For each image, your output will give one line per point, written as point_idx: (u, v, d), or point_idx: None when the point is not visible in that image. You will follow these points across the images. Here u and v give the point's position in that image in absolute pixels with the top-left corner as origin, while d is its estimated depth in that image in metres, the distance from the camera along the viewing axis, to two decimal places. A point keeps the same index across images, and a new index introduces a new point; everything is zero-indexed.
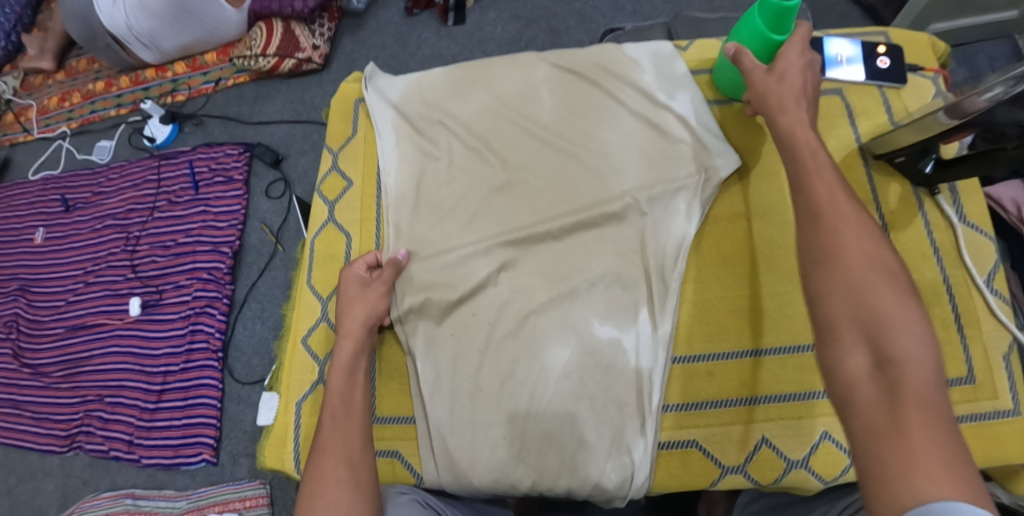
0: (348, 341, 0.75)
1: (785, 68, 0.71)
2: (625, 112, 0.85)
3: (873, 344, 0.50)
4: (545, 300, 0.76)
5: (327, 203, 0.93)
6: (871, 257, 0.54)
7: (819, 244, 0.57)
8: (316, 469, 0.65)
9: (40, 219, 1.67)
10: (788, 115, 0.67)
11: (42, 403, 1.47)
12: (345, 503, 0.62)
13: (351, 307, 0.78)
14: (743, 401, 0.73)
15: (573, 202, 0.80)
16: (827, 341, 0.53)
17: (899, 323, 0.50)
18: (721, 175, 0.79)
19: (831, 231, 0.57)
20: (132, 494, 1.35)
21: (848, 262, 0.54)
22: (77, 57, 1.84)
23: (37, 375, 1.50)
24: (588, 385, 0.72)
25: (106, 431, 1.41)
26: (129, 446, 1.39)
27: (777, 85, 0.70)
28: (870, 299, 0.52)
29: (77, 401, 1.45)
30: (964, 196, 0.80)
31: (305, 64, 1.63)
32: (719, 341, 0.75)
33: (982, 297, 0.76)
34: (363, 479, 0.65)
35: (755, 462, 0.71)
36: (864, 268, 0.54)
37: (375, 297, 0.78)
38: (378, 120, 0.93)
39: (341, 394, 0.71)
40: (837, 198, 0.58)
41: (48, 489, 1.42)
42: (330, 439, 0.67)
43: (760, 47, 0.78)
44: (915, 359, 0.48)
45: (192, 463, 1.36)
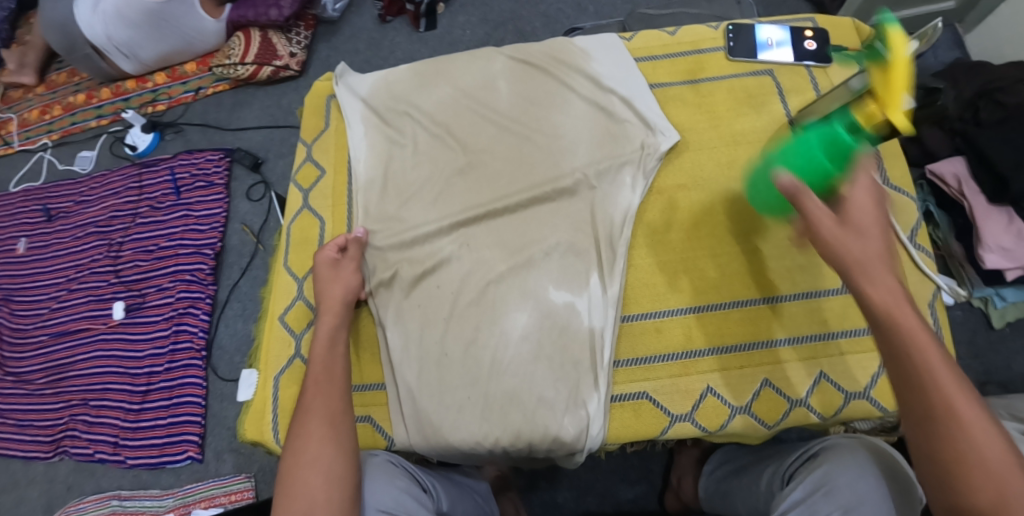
0: (329, 315, 0.80)
1: (861, 222, 0.63)
2: (575, 97, 0.92)
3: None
4: (504, 269, 0.82)
5: (302, 191, 0.98)
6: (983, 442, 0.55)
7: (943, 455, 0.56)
8: (300, 429, 0.70)
9: (22, 230, 1.70)
10: (882, 291, 0.60)
11: (26, 409, 1.50)
12: (328, 456, 0.68)
13: (327, 286, 0.83)
14: (688, 354, 0.79)
15: (527, 181, 0.86)
16: None
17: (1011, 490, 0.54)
18: (662, 150, 0.86)
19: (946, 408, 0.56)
20: (118, 495, 1.38)
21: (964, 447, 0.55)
22: (58, 70, 1.88)
23: (21, 382, 1.52)
24: (545, 346, 0.78)
25: (91, 434, 1.44)
26: (115, 447, 1.42)
27: (858, 245, 0.62)
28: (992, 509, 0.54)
29: (62, 406, 1.48)
30: (888, 162, 0.90)
31: (283, 71, 1.69)
32: (665, 298, 0.81)
33: (906, 251, 0.85)
34: (344, 437, 0.71)
35: (701, 409, 0.77)
36: (978, 443, 0.55)
37: (347, 275, 0.84)
38: (348, 112, 0.99)
39: (322, 361, 0.76)
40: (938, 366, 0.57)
41: (33, 495, 1.44)
42: (312, 402, 0.72)
43: (815, 186, 0.69)
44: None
45: (177, 461, 1.39)
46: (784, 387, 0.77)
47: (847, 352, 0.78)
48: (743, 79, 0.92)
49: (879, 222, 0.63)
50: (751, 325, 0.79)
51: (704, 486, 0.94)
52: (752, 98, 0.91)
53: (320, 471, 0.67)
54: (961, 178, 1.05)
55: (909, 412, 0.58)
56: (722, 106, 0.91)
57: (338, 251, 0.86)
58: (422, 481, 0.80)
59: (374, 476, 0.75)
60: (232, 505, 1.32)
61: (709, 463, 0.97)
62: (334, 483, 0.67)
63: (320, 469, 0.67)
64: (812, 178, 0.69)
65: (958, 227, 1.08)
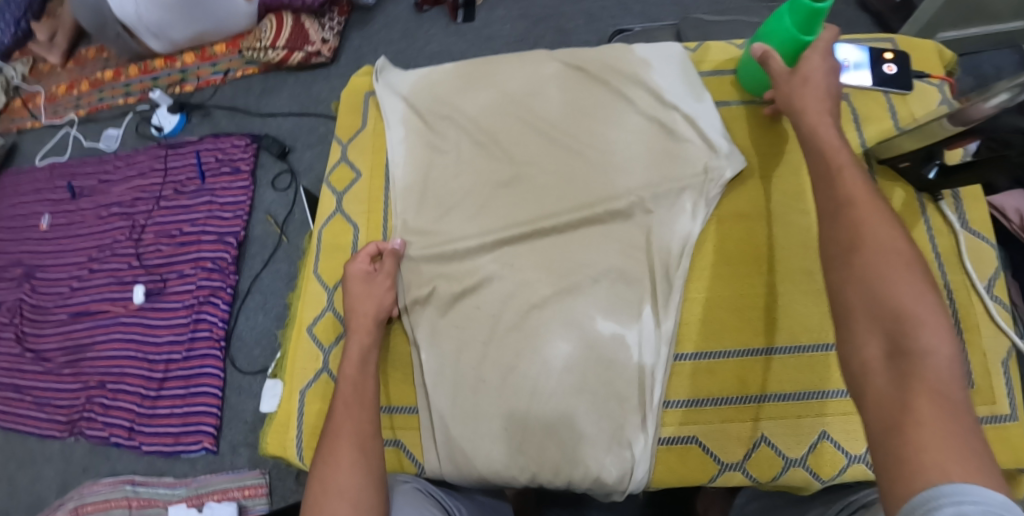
0: (360, 335, 0.76)
1: (808, 70, 0.74)
2: (632, 111, 0.87)
3: (891, 336, 0.51)
4: (548, 294, 0.78)
5: (336, 194, 0.94)
6: (884, 239, 0.56)
7: (843, 241, 0.58)
8: (329, 453, 0.66)
9: (46, 206, 1.68)
10: (811, 116, 0.70)
11: (44, 388, 1.48)
12: (356, 485, 0.63)
13: (359, 303, 0.79)
14: (744, 399, 0.75)
15: (576, 199, 0.82)
16: (846, 331, 0.55)
17: (904, 281, 0.53)
18: (726, 175, 0.81)
19: (846, 203, 0.60)
20: (132, 480, 1.36)
21: (864, 245, 0.56)
22: (87, 46, 1.85)
23: (40, 360, 1.51)
24: (589, 380, 0.75)
25: (107, 418, 1.42)
26: (130, 432, 1.40)
27: (801, 86, 0.73)
28: (881, 284, 0.53)
29: (79, 387, 1.46)
30: (967, 202, 0.83)
31: (314, 57, 1.65)
32: (719, 338, 0.77)
33: (982, 303, 0.78)
34: (375, 463, 0.66)
35: (753, 459, 0.73)
36: (880, 243, 0.56)
37: (381, 292, 0.80)
38: (388, 112, 0.95)
39: (353, 381, 0.72)
40: (846, 170, 0.63)
41: (48, 474, 1.43)
42: (343, 424, 0.68)
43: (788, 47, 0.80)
44: (936, 352, 0.49)
45: (192, 450, 1.37)
46: (843, 442, 0.72)
47: None
48: None
49: (826, 83, 0.73)
50: (809, 373, 0.74)
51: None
52: None
53: (345, 499, 0.62)
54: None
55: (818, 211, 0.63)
56: None
57: (368, 262, 0.82)
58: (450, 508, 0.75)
59: (404, 502, 0.70)
60: (247, 500, 1.31)
61: (740, 496, 0.83)
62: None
63: (349, 497, 0.62)
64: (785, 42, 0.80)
65: (1013, 265, 0.97)
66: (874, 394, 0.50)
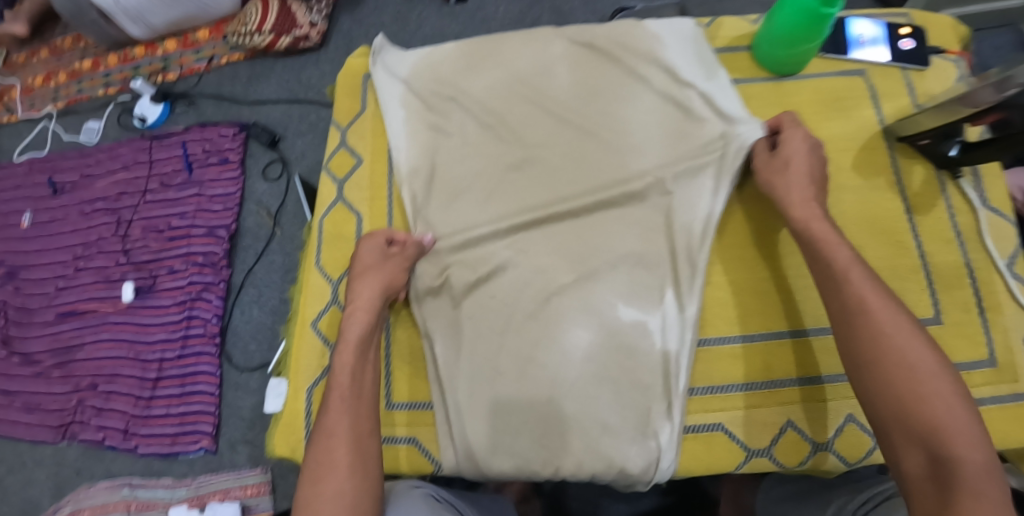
0: (358, 316, 0.72)
1: (790, 151, 0.72)
2: (645, 89, 0.83)
3: (928, 448, 0.56)
4: (565, 281, 0.75)
5: (336, 182, 0.89)
6: (902, 345, 0.59)
7: (862, 348, 0.61)
8: (322, 455, 0.63)
9: (26, 203, 1.61)
10: (801, 211, 0.69)
11: (33, 392, 1.43)
12: (350, 490, 0.61)
13: (361, 283, 0.75)
14: (770, 384, 0.73)
15: (592, 182, 0.79)
16: (886, 444, 0.59)
17: (929, 389, 0.57)
18: (748, 143, 0.76)
19: (858, 304, 0.62)
20: (129, 483, 1.33)
21: (885, 354, 0.60)
22: (63, 34, 1.76)
23: (27, 363, 1.45)
24: (610, 369, 0.72)
25: (100, 420, 1.38)
26: (125, 434, 1.36)
27: (783, 175, 0.72)
28: (913, 399, 0.57)
29: (70, 389, 1.41)
30: (987, 180, 0.79)
31: (302, 42, 1.59)
32: (747, 321, 0.74)
33: (1004, 281, 0.75)
34: (371, 457, 0.64)
35: (781, 445, 0.71)
36: (896, 349, 0.59)
37: (396, 270, 0.76)
38: (386, 96, 0.90)
39: (350, 370, 0.69)
40: (852, 261, 0.65)
41: (40, 480, 1.39)
42: (337, 422, 0.65)
43: (809, 22, 0.75)
44: (972, 460, 0.54)
45: (190, 451, 1.33)
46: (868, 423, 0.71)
47: None
48: (832, 79, 0.84)
49: (809, 167, 0.71)
50: (821, 359, 0.73)
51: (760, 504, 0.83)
52: (841, 101, 0.83)
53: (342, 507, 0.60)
54: None
55: (828, 310, 0.65)
56: (808, 108, 0.83)
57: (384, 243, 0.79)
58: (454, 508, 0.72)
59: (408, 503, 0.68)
60: (249, 499, 1.28)
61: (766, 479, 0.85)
62: None
63: (342, 504, 0.60)
64: (805, 19, 0.75)
65: None
66: (916, 490, 0.56)
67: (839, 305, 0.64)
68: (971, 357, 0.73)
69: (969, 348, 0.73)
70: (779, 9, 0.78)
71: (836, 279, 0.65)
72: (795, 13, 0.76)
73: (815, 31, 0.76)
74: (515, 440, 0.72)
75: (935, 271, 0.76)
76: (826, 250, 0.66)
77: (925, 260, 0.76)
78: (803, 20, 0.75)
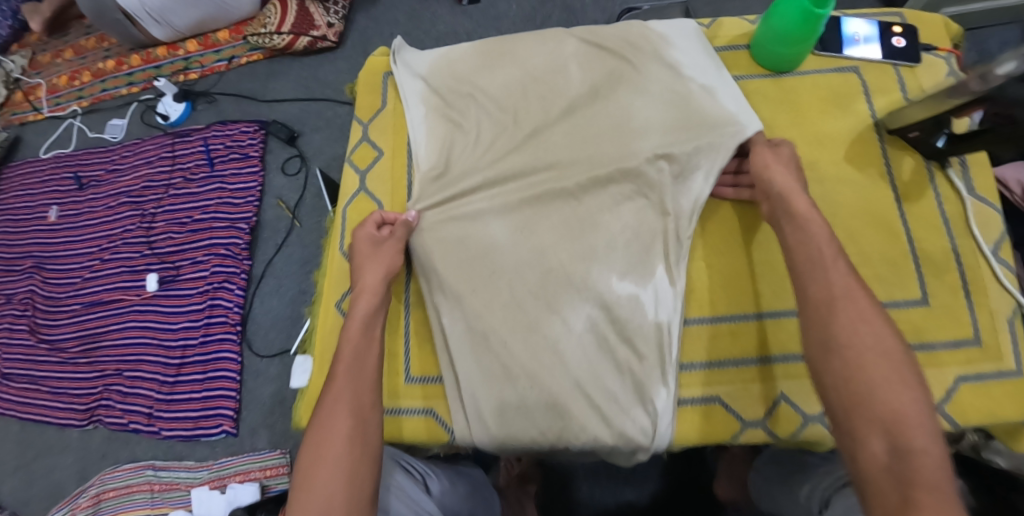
0: (366, 297, 0.78)
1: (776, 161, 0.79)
2: (650, 83, 0.88)
3: (889, 434, 0.58)
4: (564, 258, 0.82)
5: (359, 172, 0.95)
6: (874, 338, 0.63)
7: (838, 337, 0.64)
8: (325, 422, 0.67)
9: (53, 198, 1.69)
10: (796, 207, 0.73)
11: (60, 378, 1.50)
12: (347, 460, 0.65)
13: (365, 267, 0.81)
14: (763, 361, 0.80)
15: (592, 165, 0.85)
16: (848, 430, 0.61)
17: (898, 381, 0.60)
18: (748, 134, 0.82)
19: (837, 298, 0.66)
20: (152, 465, 1.39)
21: (859, 344, 0.63)
22: (86, 35, 1.85)
23: (55, 350, 1.53)
24: (609, 340, 0.79)
25: (125, 404, 1.44)
26: (149, 418, 1.43)
27: (782, 176, 0.77)
28: (880, 388, 0.60)
29: (96, 375, 1.48)
30: (974, 170, 0.83)
31: (320, 42, 1.65)
32: (717, 304, 0.82)
33: (989, 266, 0.79)
34: (372, 433, 0.68)
35: (774, 417, 0.78)
36: (870, 341, 0.63)
37: (390, 254, 0.83)
38: (407, 91, 0.97)
39: (357, 345, 0.74)
40: (833, 260, 0.69)
41: (66, 462, 1.45)
42: (342, 390, 0.70)
43: (806, 19, 0.80)
44: (928, 451, 0.56)
45: (212, 434, 1.40)
46: None
47: None
48: (828, 76, 0.88)
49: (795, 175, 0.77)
50: (775, 338, 0.80)
51: (755, 486, 0.91)
52: (840, 97, 0.86)
53: (342, 474, 0.64)
54: None
55: (805, 302, 0.68)
56: (806, 102, 0.87)
57: (375, 227, 0.86)
58: (417, 472, 0.87)
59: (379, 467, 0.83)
60: (268, 479, 1.35)
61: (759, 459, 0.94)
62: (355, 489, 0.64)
63: (342, 469, 0.64)
64: (802, 17, 0.80)
65: None
66: (873, 479, 0.57)
67: (819, 299, 0.67)
68: (958, 337, 0.77)
69: (956, 327, 0.77)
70: (774, 10, 0.83)
71: (819, 275, 0.68)
72: (792, 11, 0.81)
73: (812, 27, 0.81)
74: (516, 408, 0.78)
75: (924, 256, 0.79)
76: (813, 248, 0.70)
77: (913, 246, 0.80)
78: (800, 18, 0.80)
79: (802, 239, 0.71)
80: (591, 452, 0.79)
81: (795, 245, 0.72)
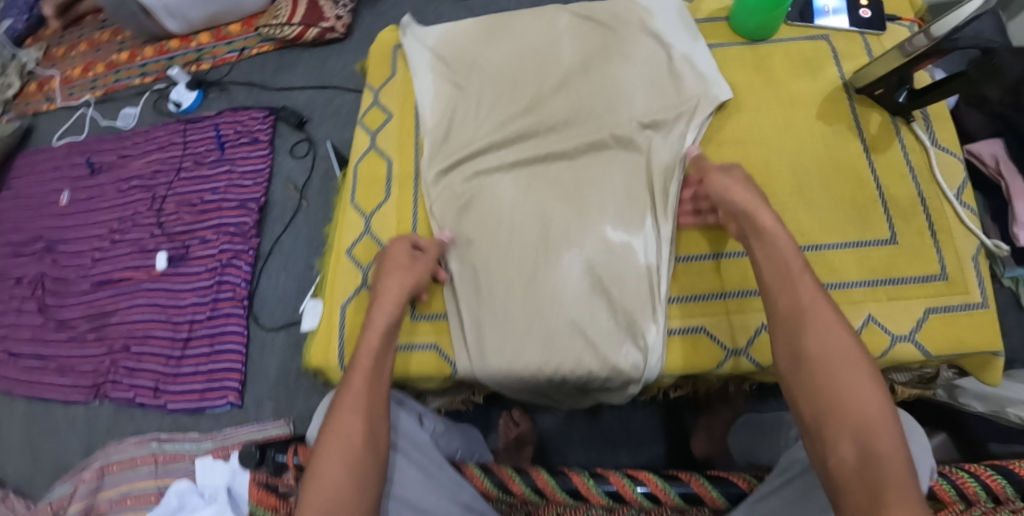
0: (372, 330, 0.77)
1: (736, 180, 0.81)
2: (638, 53, 0.97)
3: (857, 438, 0.58)
4: (562, 208, 0.89)
5: (370, 132, 1.03)
6: (840, 344, 0.63)
7: (807, 347, 0.64)
8: (336, 425, 0.67)
9: (65, 183, 1.76)
10: (764, 218, 0.74)
11: (67, 355, 1.56)
12: (356, 456, 0.65)
13: (390, 276, 0.83)
14: (745, 293, 0.85)
15: (587, 127, 0.93)
16: (817, 437, 0.61)
17: (865, 387, 0.60)
18: (720, 100, 0.92)
19: (804, 308, 0.66)
20: (157, 438, 1.43)
21: (823, 350, 0.63)
22: (101, 29, 1.93)
23: (64, 327, 1.58)
24: (604, 281, 0.85)
25: (133, 379, 1.50)
26: (155, 392, 1.48)
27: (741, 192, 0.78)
28: (847, 393, 0.60)
29: (104, 350, 1.53)
30: (936, 124, 0.91)
31: (329, 33, 1.74)
32: (689, 243, 0.88)
33: (953, 209, 0.86)
34: (381, 441, 0.68)
35: (757, 344, 0.83)
36: (836, 346, 0.63)
37: (416, 269, 0.85)
38: (415, 62, 1.05)
39: (367, 374, 0.72)
40: (797, 268, 0.70)
41: (72, 438, 1.50)
42: (354, 397, 0.70)
43: None
44: (894, 452, 0.56)
45: (218, 405, 1.44)
46: None
47: (859, 301, 0.82)
48: (800, 43, 0.97)
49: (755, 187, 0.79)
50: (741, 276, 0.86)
51: (735, 445, 0.98)
52: (809, 62, 0.95)
53: (348, 471, 0.64)
54: (998, 159, 1.08)
55: (775, 312, 0.69)
56: (779, 67, 0.95)
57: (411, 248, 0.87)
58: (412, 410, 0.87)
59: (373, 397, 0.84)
60: None
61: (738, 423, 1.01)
62: (364, 487, 0.64)
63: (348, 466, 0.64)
64: None
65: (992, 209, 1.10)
66: (845, 482, 0.57)
67: (794, 312, 0.67)
68: (925, 272, 0.83)
69: (924, 264, 0.83)
70: None
71: (787, 283, 0.69)
72: None
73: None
74: (515, 344, 0.84)
75: (892, 201, 0.86)
76: (779, 256, 0.71)
77: (882, 191, 0.87)
78: None
79: (770, 248, 0.72)
80: (585, 387, 0.85)
81: (764, 260, 0.72)
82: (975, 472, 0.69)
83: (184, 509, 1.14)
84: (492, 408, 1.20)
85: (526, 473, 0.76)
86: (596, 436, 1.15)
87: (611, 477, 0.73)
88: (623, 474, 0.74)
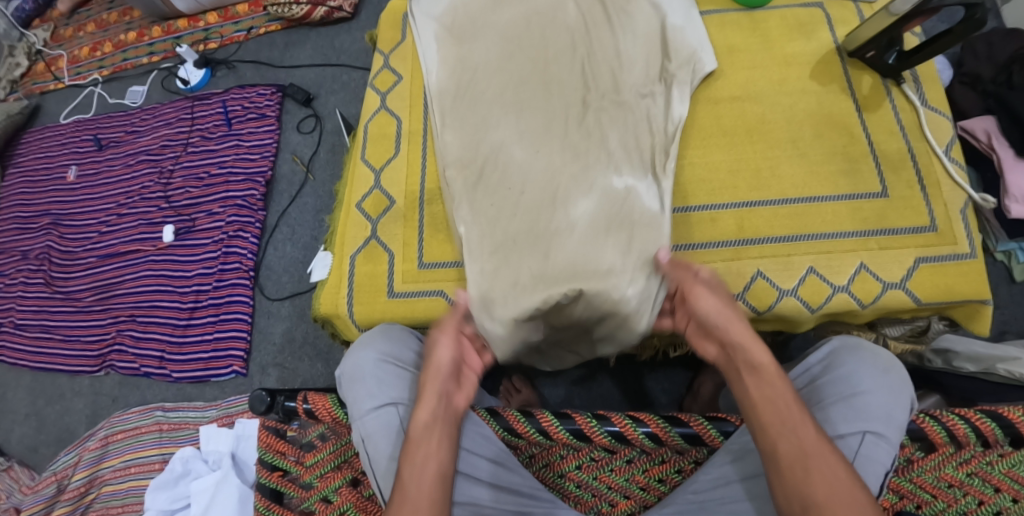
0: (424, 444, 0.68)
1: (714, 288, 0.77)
2: (637, 20, 1.01)
3: None
4: (568, 165, 0.91)
5: (381, 94, 1.08)
6: (839, 484, 0.58)
7: (813, 492, 0.58)
8: None
9: (73, 159, 1.78)
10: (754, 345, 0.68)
11: (71, 326, 1.57)
12: None
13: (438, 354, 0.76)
14: (741, 242, 0.89)
15: (590, 87, 0.97)
16: None
17: None
18: (705, 70, 0.98)
19: (801, 446, 0.60)
20: (162, 407, 1.43)
21: (823, 493, 0.58)
22: (108, 10, 1.95)
23: (69, 299, 1.60)
24: (608, 224, 0.88)
25: (138, 349, 1.50)
26: (160, 361, 1.48)
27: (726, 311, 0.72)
28: None
29: (109, 321, 1.55)
30: (925, 85, 0.96)
31: (336, 12, 1.76)
32: (691, 195, 0.92)
33: (941, 164, 0.91)
34: None
35: (752, 290, 0.87)
36: (834, 486, 0.58)
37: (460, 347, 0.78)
38: (421, 30, 1.08)
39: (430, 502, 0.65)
40: (789, 397, 0.64)
41: (77, 407, 1.51)
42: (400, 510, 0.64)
43: None
44: None
45: (221, 374, 1.43)
46: (827, 275, 0.86)
47: (852, 251, 0.87)
48: (795, 10, 1.01)
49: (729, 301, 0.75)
50: (744, 228, 0.90)
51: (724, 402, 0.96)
52: (803, 26, 1.00)
53: None
54: (992, 133, 1.09)
55: (773, 450, 0.61)
56: (774, 30, 1.00)
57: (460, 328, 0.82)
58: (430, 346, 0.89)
59: (393, 333, 0.86)
60: None
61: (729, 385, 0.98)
62: None
63: None
64: None
65: (984, 181, 1.11)
66: None
67: (761, 428, 0.63)
68: (916, 225, 0.88)
69: (914, 217, 0.88)
70: None
71: (784, 415, 0.62)
72: None
73: None
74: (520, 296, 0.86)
75: (882, 156, 0.91)
76: (767, 383, 0.65)
77: (873, 147, 0.91)
78: None
79: (757, 373, 0.66)
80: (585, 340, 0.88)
81: (755, 393, 0.65)
82: (965, 414, 0.68)
83: (188, 476, 1.10)
84: (495, 372, 1.23)
85: (532, 415, 0.75)
86: (598, 397, 1.18)
87: (613, 418, 0.73)
88: (625, 416, 0.73)
